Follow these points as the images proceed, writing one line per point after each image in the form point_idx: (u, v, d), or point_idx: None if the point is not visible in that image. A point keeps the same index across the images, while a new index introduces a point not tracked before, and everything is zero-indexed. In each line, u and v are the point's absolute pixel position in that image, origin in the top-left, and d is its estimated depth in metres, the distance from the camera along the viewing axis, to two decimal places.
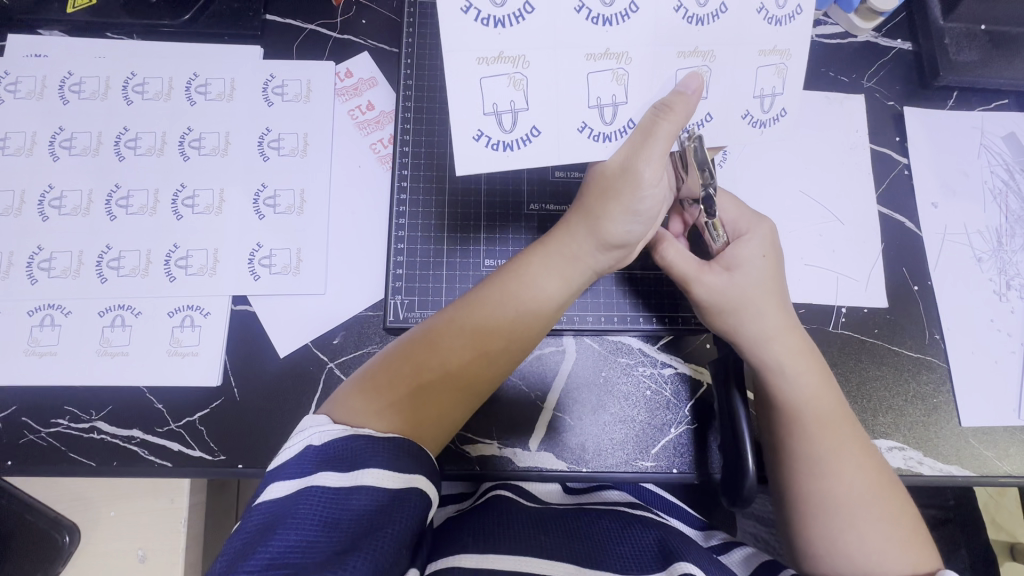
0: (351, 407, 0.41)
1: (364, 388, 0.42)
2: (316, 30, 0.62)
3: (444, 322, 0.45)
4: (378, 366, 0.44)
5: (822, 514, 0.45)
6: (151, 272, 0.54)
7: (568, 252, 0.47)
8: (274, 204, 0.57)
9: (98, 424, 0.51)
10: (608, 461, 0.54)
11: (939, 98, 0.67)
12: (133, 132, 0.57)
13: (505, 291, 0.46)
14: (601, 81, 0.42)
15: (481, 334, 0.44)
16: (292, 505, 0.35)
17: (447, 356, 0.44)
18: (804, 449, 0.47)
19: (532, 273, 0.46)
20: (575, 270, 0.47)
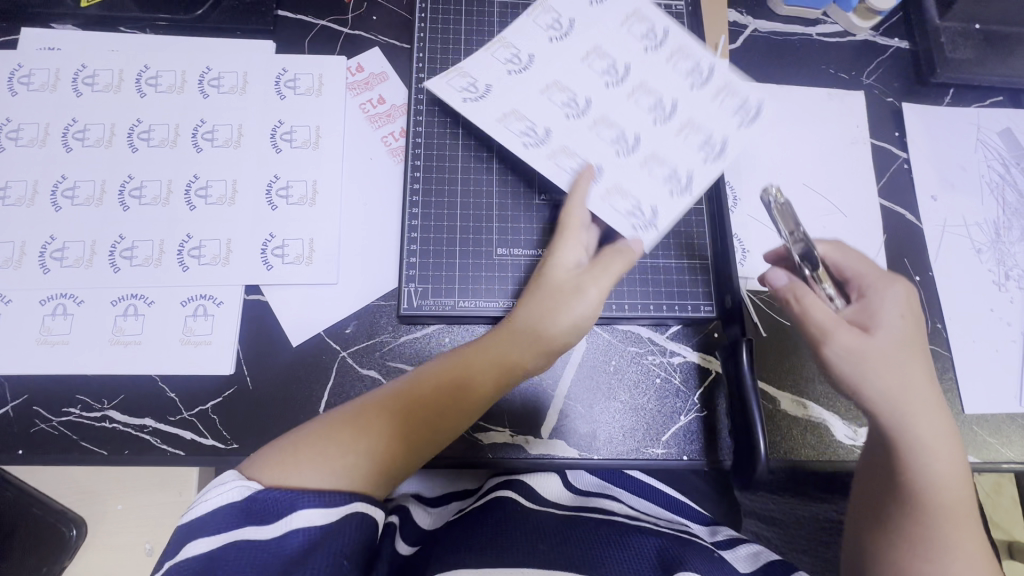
0: (297, 474, 0.41)
1: (272, 462, 0.42)
2: (329, 26, 0.63)
3: (396, 392, 0.46)
4: (313, 429, 0.44)
5: (923, 492, 0.43)
6: (164, 262, 0.54)
7: (521, 331, 0.48)
8: (287, 194, 0.57)
9: (109, 413, 0.51)
10: (618, 449, 0.55)
11: (936, 95, 0.69)
12: (146, 124, 0.58)
13: (463, 362, 0.47)
14: (585, 80, 0.55)
15: (433, 397, 0.46)
16: (226, 548, 0.38)
17: (386, 416, 0.44)
18: (916, 533, 0.43)
19: (491, 352, 0.48)
20: (544, 338, 0.48)
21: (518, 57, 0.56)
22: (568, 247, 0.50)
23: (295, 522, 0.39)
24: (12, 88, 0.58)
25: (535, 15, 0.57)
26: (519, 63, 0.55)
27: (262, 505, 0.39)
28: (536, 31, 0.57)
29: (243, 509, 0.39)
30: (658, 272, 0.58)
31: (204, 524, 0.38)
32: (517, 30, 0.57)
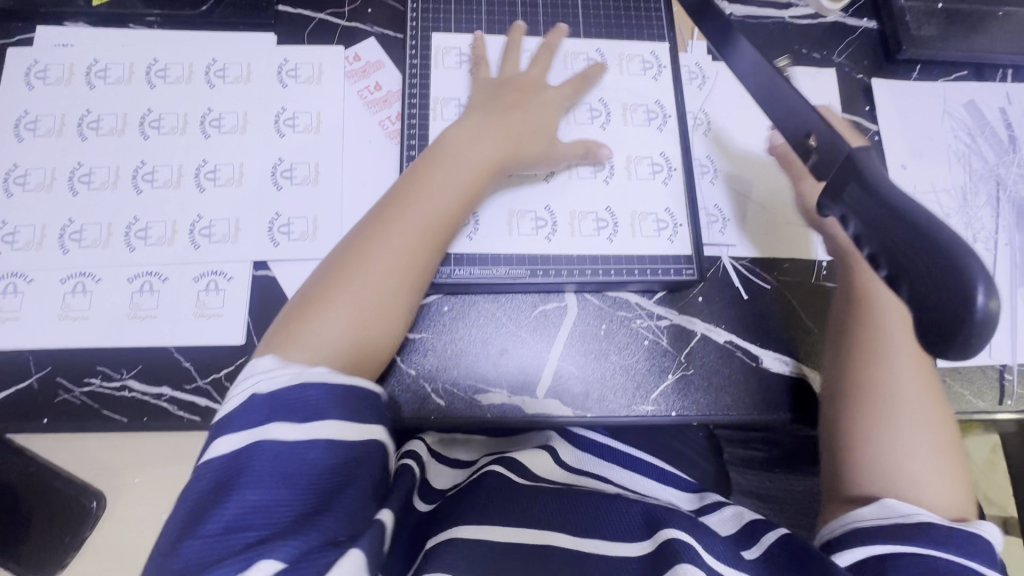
0: (290, 345, 0.47)
1: (278, 335, 0.49)
2: (327, 19, 0.67)
3: (335, 267, 0.52)
4: (309, 297, 0.51)
5: (879, 330, 0.56)
6: (177, 241, 0.58)
7: (473, 193, 0.56)
8: (291, 176, 0.61)
9: (128, 382, 0.54)
10: (609, 407, 0.58)
11: (903, 71, 0.72)
12: (156, 113, 0.61)
13: (366, 242, 0.52)
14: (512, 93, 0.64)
15: (400, 229, 0.53)
16: (251, 448, 0.40)
17: (358, 262, 0.51)
18: (879, 375, 0.55)
19: (391, 221, 0.52)
20: (494, 143, 0.58)
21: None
22: (507, 111, 0.60)
23: (304, 442, 0.41)
24: (28, 82, 0.61)
25: (506, 60, 0.66)
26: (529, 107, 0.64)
27: (278, 406, 0.41)
28: (515, 76, 0.65)
29: (226, 462, 0.39)
30: (642, 240, 0.61)
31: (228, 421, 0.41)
32: (498, 81, 0.64)
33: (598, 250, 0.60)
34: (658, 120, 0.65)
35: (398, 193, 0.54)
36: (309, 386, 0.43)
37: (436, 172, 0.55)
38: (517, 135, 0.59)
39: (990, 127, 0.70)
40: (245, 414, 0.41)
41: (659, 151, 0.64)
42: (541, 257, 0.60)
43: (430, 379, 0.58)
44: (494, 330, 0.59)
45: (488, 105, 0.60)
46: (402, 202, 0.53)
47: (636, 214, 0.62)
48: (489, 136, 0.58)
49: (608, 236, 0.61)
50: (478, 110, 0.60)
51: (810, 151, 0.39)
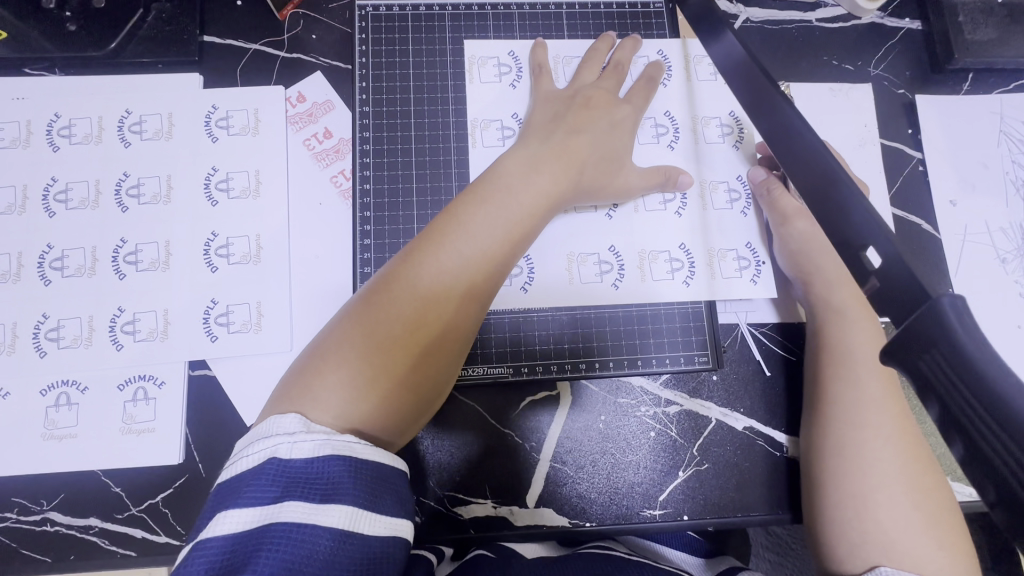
0: (301, 405, 0.36)
1: (284, 396, 0.37)
2: (262, 50, 0.56)
3: (351, 317, 0.40)
4: (312, 356, 0.39)
5: (840, 373, 0.46)
6: (95, 342, 0.49)
7: (526, 222, 0.44)
8: (227, 254, 0.51)
9: (50, 515, 0.47)
10: (611, 513, 0.50)
11: (954, 82, 0.61)
12: (62, 183, 0.51)
13: (394, 287, 0.40)
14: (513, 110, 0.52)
15: (472, 265, 0.42)
16: (265, 529, 0.30)
17: (414, 306, 0.40)
18: (844, 423, 0.43)
19: (425, 266, 0.41)
20: (572, 156, 0.47)
21: (508, 124, 0.52)
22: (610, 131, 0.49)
23: (305, 536, 0.30)
24: None
25: (481, 66, 0.53)
26: (505, 125, 0.52)
27: (303, 477, 0.31)
28: (492, 88, 0.53)
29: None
30: (645, 320, 0.52)
31: (238, 492, 0.31)
32: (471, 97, 0.53)
33: (602, 303, 0.51)
34: (668, 136, 0.53)
35: (435, 228, 0.43)
36: (336, 456, 0.32)
37: (481, 203, 0.43)
38: (579, 158, 0.47)
39: None
40: (256, 484, 0.31)
41: None
42: (525, 350, 0.51)
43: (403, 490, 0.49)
44: (474, 433, 0.51)
45: (552, 127, 0.48)
46: (436, 238, 0.42)
47: (643, 252, 0.52)
48: (536, 159, 0.46)
49: (605, 316, 0.52)
50: (534, 132, 0.48)
51: (871, 270, 0.29)
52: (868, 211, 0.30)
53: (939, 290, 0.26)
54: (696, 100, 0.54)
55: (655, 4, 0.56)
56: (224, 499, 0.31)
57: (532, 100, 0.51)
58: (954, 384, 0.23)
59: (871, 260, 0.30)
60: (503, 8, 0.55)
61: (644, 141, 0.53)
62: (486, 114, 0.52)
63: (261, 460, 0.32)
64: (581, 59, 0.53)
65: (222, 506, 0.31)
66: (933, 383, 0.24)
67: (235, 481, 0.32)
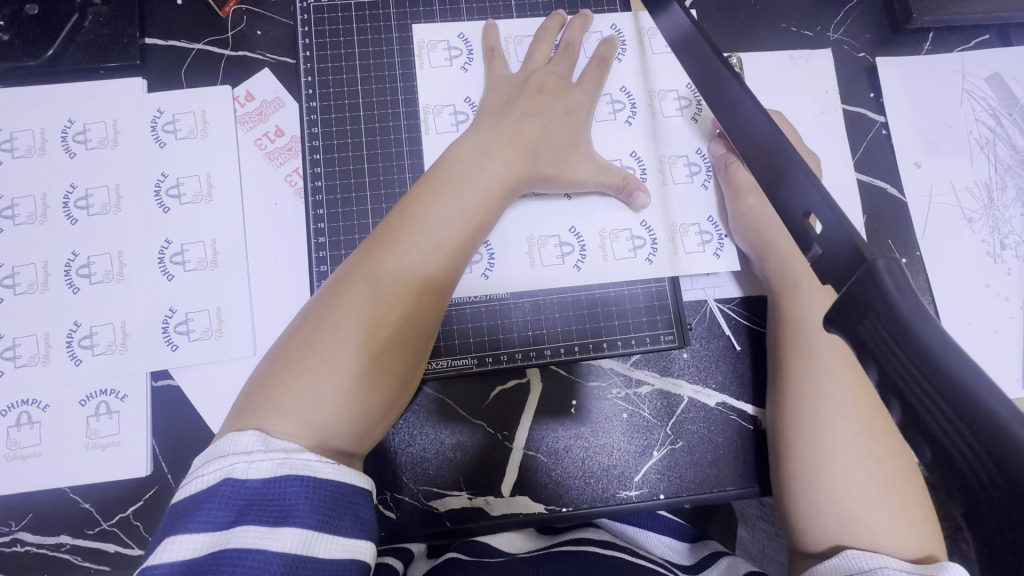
0: (263, 418, 0.36)
1: (247, 406, 0.37)
2: (206, 50, 0.54)
3: (308, 321, 0.40)
4: (273, 363, 0.39)
5: (800, 346, 0.45)
6: (53, 359, 0.48)
7: (481, 214, 0.44)
8: (183, 261, 0.50)
9: (19, 535, 0.46)
10: (586, 497, 0.50)
11: (914, 42, 0.60)
12: (8, 199, 0.50)
13: (349, 289, 0.40)
14: (465, 93, 0.51)
15: (429, 261, 0.41)
16: (218, 553, 0.31)
17: (371, 306, 0.39)
18: (804, 396, 0.43)
19: (381, 265, 0.40)
20: (525, 143, 0.46)
21: (461, 108, 0.51)
22: (563, 115, 0.49)
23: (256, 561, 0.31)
24: None
25: (432, 50, 0.52)
26: (458, 108, 0.51)
27: (255, 501, 0.33)
28: (443, 73, 0.51)
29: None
30: (611, 302, 0.51)
31: (191, 514, 0.32)
32: (422, 83, 0.51)
33: (566, 285, 0.50)
34: (625, 112, 0.52)
35: (388, 225, 0.42)
36: (291, 477, 0.34)
37: (433, 197, 0.43)
38: (533, 145, 0.46)
39: (1017, 105, 0.59)
40: (213, 505, 0.33)
41: (630, 151, 0.52)
42: (490, 340, 0.50)
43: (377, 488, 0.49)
44: (445, 425, 0.50)
45: (503, 111, 0.47)
46: (390, 236, 0.41)
47: (605, 231, 0.51)
48: (489, 148, 0.45)
49: (571, 300, 0.51)
50: (485, 119, 0.47)
51: (814, 238, 0.29)
52: (808, 180, 0.30)
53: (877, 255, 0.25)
54: (652, 74, 0.53)
55: None
56: (178, 521, 0.33)
57: (485, 84, 0.50)
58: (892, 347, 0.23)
59: (815, 228, 0.29)
60: None
61: (601, 119, 0.52)
62: (438, 98, 0.51)
63: (215, 481, 0.33)
64: (532, 39, 0.52)
65: (176, 528, 0.32)
66: (873, 347, 0.24)
67: (191, 501, 0.33)
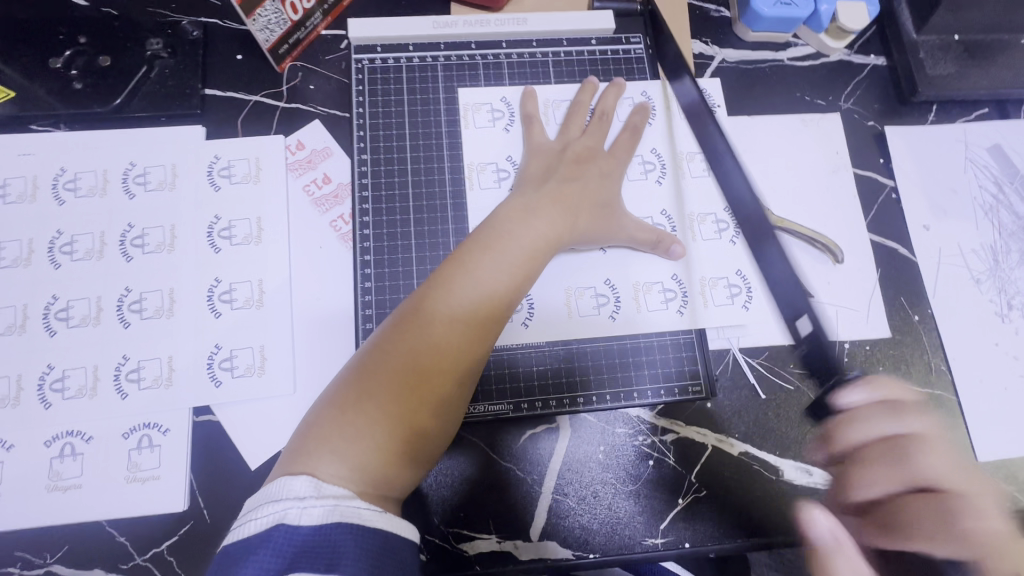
0: (316, 460, 0.38)
1: (301, 448, 0.39)
2: (262, 101, 0.58)
3: (362, 366, 0.42)
4: (326, 405, 0.41)
5: None
6: (100, 391, 0.49)
7: (523, 269, 0.46)
8: (230, 299, 0.52)
9: (54, 568, 0.47)
10: (614, 544, 0.51)
11: (920, 113, 0.65)
12: (67, 235, 0.53)
13: (403, 338, 0.42)
14: (508, 153, 0.55)
15: (476, 314, 0.44)
16: None
17: (420, 356, 0.42)
18: None
19: (432, 318, 0.43)
20: (563, 202, 0.49)
21: (503, 166, 0.54)
22: (598, 174, 0.52)
23: None
24: None
25: (476, 112, 0.56)
26: (501, 167, 0.54)
27: (307, 546, 0.34)
28: (487, 133, 0.55)
29: None
30: (641, 351, 0.53)
31: (246, 557, 0.34)
32: (467, 142, 0.55)
33: (600, 334, 0.53)
34: (656, 172, 0.56)
35: (440, 277, 0.45)
36: (340, 522, 0.35)
37: (482, 252, 0.46)
38: (573, 204, 0.50)
39: (1017, 173, 0.63)
40: (267, 548, 0.34)
41: (660, 209, 0.55)
42: (525, 386, 0.52)
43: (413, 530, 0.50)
44: (479, 467, 0.51)
45: (544, 175, 0.51)
46: (440, 289, 0.44)
47: (637, 284, 0.53)
48: (535, 207, 0.48)
49: (601, 349, 0.53)
50: (529, 181, 0.51)
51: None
52: None
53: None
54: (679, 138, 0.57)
55: (635, 50, 0.59)
56: (232, 565, 0.34)
57: (525, 146, 0.54)
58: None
59: None
60: (493, 58, 0.58)
61: (632, 179, 0.55)
62: (483, 157, 0.55)
63: (270, 525, 0.35)
64: (568, 104, 0.56)
65: (230, 571, 0.34)
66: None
67: (244, 545, 0.35)
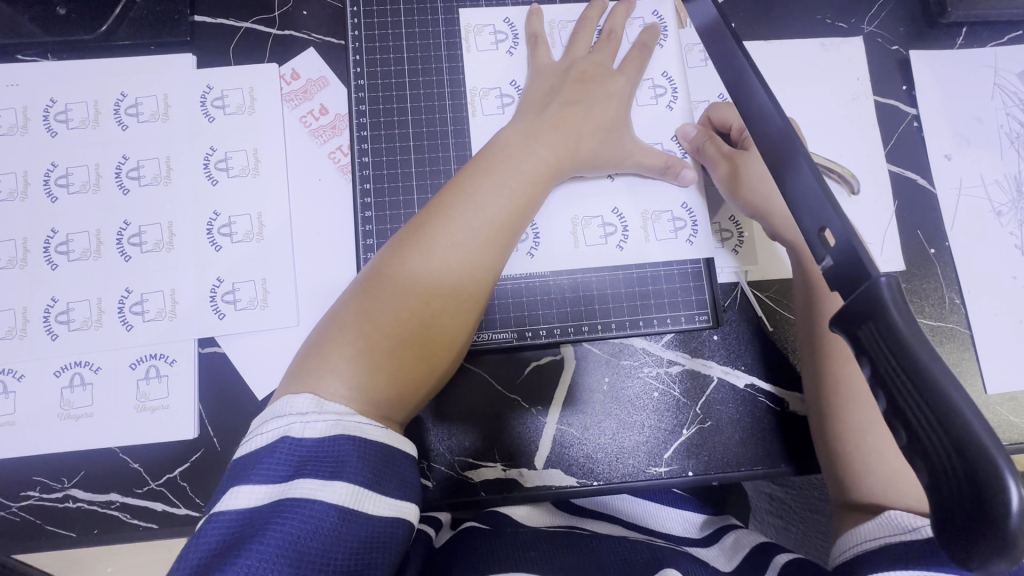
0: (319, 380, 0.38)
1: (304, 368, 0.39)
2: (253, 28, 0.55)
3: (362, 291, 0.41)
4: (327, 329, 0.41)
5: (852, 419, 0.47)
6: (105, 323, 0.49)
7: (526, 195, 0.45)
8: (230, 232, 0.52)
9: (72, 492, 0.48)
10: (619, 472, 0.51)
11: (948, 36, 0.61)
12: (62, 168, 0.52)
13: (403, 261, 0.41)
14: (512, 78, 0.52)
15: (479, 240, 0.43)
16: (277, 505, 0.32)
17: (422, 280, 0.41)
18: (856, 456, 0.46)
19: (435, 240, 0.42)
20: (568, 126, 0.47)
21: (506, 91, 0.52)
22: (604, 96, 0.50)
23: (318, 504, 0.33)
24: None
25: (477, 34, 0.53)
26: (502, 92, 0.52)
27: (312, 455, 0.34)
28: (489, 56, 0.53)
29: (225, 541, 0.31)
30: (647, 281, 0.52)
31: (251, 466, 0.34)
32: (468, 66, 0.53)
33: (605, 264, 0.52)
34: (666, 97, 0.53)
35: (440, 202, 0.44)
36: (345, 436, 0.35)
37: (484, 176, 0.44)
38: (578, 127, 0.48)
39: None
40: (272, 458, 0.34)
41: (670, 135, 0.53)
42: (530, 316, 0.52)
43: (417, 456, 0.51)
44: (484, 397, 0.52)
45: (550, 98, 0.49)
46: (442, 214, 0.43)
47: (646, 213, 0.52)
48: (535, 132, 0.47)
49: (606, 280, 0.52)
50: (532, 104, 0.49)
51: (826, 250, 0.33)
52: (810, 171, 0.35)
53: (878, 273, 0.29)
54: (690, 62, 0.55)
55: None
56: (238, 474, 0.34)
57: (529, 69, 0.51)
58: (884, 348, 0.27)
59: (828, 240, 0.33)
60: None
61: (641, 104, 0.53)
62: (485, 81, 0.52)
63: (275, 438, 0.35)
64: (575, 25, 0.53)
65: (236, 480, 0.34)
66: (866, 347, 0.28)
67: (249, 455, 0.35)
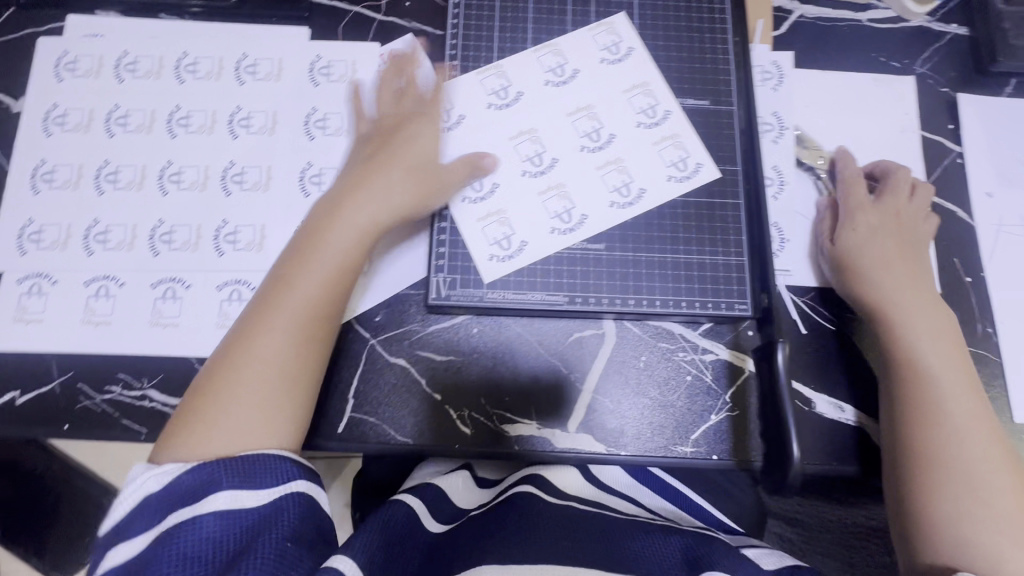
0: (215, 436, 0.43)
1: (177, 429, 0.44)
2: (362, 12, 0.63)
3: (223, 352, 0.47)
4: (195, 394, 0.46)
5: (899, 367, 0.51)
6: (201, 247, 0.56)
7: (342, 256, 0.50)
8: (319, 182, 0.58)
9: (149, 393, 0.53)
10: (646, 446, 0.54)
11: (996, 85, 0.65)
12: (185, 110, 0.59)
13: (247, 334, 0.47)
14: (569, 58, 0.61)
15: (325, 291, 0.49)
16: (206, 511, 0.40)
17: (255, 345, 0.46)
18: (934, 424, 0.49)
19: (280, 301, 0.47)
20: (382, 182, 0.53)
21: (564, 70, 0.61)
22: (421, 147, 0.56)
23: None
24: (59, 74, 0.59)
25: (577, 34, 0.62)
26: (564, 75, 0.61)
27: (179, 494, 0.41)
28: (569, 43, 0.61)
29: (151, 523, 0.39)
30: (693, 269, 0.56)
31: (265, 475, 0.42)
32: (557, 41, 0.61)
33: (654, 249, 0.56)
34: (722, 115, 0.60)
35: (286, 266, 0.49)
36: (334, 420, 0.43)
37: (312, 244, 0.50)
38: (409, 182, 0.54)
39: None
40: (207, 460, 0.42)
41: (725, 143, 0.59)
42: (580, 286, 0.56)
43: (457, 405, 0.54)
44: (528, 357, 0.55)
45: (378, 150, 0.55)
46: (299, 270, 0.49)
47: (697, 208, 0.57)
48: (385, 195, 0.53)
49: (653, 262, 0.56)
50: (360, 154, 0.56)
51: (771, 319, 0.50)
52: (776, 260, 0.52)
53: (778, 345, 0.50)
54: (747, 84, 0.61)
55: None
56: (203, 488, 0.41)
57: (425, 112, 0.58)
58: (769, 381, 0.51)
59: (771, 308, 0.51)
60: None
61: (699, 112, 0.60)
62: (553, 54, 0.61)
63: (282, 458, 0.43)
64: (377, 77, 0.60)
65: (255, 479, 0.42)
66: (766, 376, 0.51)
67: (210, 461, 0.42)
